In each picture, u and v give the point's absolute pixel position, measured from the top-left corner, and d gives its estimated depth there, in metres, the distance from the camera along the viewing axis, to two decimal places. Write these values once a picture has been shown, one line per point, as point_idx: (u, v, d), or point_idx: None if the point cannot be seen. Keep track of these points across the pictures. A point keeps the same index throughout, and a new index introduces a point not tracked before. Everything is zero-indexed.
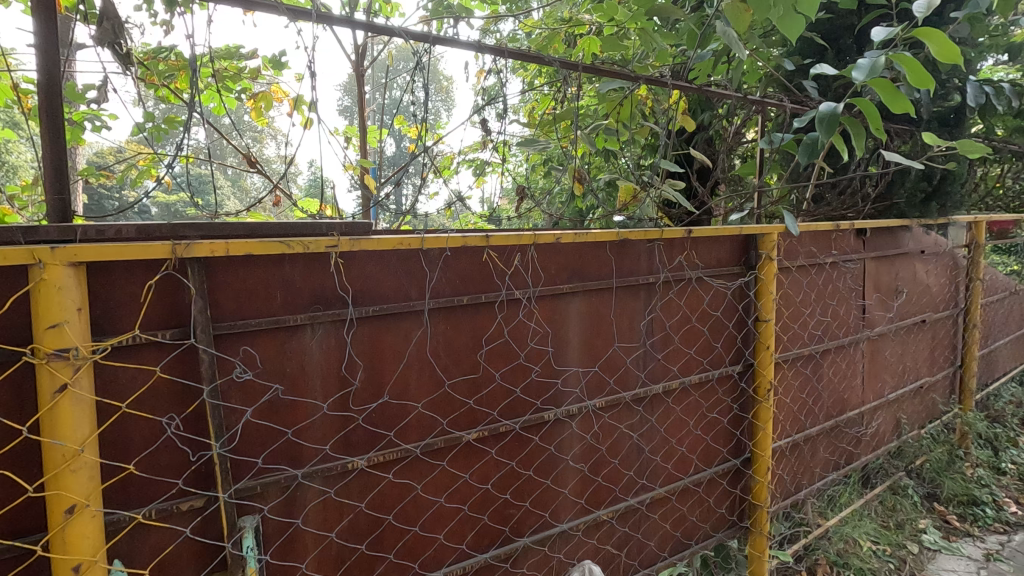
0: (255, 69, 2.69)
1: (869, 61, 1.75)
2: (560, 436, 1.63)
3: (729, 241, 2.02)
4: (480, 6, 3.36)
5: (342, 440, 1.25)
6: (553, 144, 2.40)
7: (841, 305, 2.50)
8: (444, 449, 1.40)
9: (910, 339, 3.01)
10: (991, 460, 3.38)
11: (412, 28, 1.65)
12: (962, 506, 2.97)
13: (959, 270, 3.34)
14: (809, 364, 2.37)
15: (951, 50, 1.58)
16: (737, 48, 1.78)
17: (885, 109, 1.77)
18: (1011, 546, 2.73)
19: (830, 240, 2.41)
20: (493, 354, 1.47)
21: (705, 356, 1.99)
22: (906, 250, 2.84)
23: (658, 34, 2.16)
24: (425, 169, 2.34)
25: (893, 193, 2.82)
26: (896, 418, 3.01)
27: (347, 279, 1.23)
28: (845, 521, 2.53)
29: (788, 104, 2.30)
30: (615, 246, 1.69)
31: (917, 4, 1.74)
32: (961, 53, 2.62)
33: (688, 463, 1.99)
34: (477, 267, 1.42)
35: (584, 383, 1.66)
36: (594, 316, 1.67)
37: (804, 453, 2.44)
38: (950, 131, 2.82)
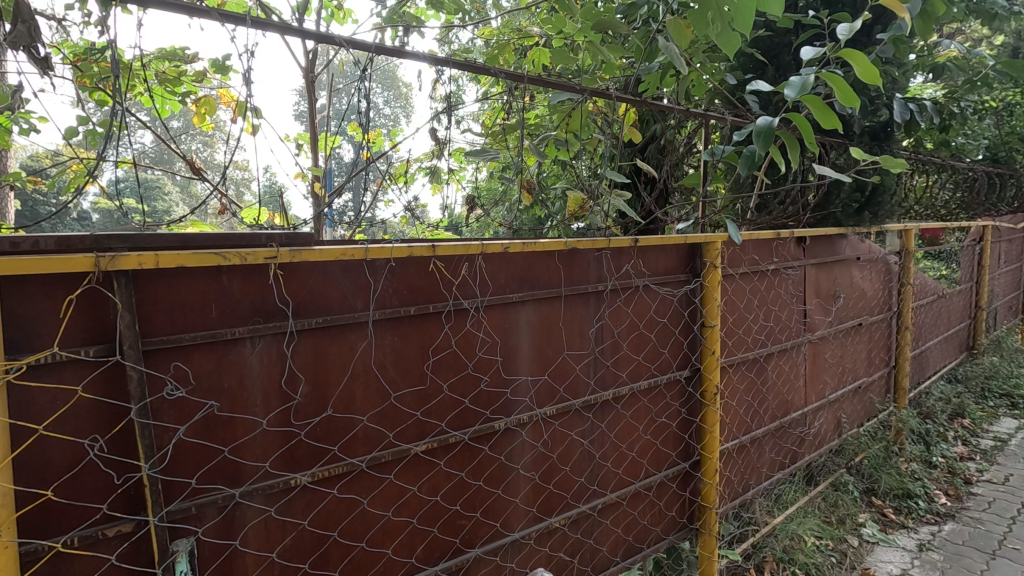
0: (200, 73, 2.61)
1: (801, 79, 1.85)
2: (511, 445, 1.63)
3: (675, 249, 2.07)
4: (433, 15, 3.36)
5: (284, 456, 1.21)
6: (505, 154, 2.41)
7: (783, 310, 2.61)
8: (391, 462, 1.38)
9: (849, 342, 3.16)
10: (925, 454, 3.56)
11: (358, 39, 1.63)
12: (898, 499, 3.12)
13: (892, 275, 3.53)
14: (754, 368, 2.45)
15: (872, 72, 1.70)
16: (679, 63, 1.85)
17: (816, 125, 1.87)
18: (941, 535, 2.89)
19: (772, 248, 2.51)
20: (441, 364, 1.46)
21: (653, 362, 2.03)
22: (842, 257, 2.99)
23: (606, 47, 2.21)
24: (379, 177, 2.30)
25: (830, 203, 2.93)
26: (836, 417, 3.15)
27: (288, 291, 1.20)
28: (790, 518, 2.63)
29: (729, 117, 2.39)
30: (564, 255, 1.71)
31: (841, 27, 1.85)
32: (888, 71, 2.79)
33: (639, 467, 2.02)
34: (424, 277, 1.41)
35: (534, 392, 1.67)
36: (544, 324, 1.68)
37: (751, 454, 2.52)
38: (880, 145, 2.99)
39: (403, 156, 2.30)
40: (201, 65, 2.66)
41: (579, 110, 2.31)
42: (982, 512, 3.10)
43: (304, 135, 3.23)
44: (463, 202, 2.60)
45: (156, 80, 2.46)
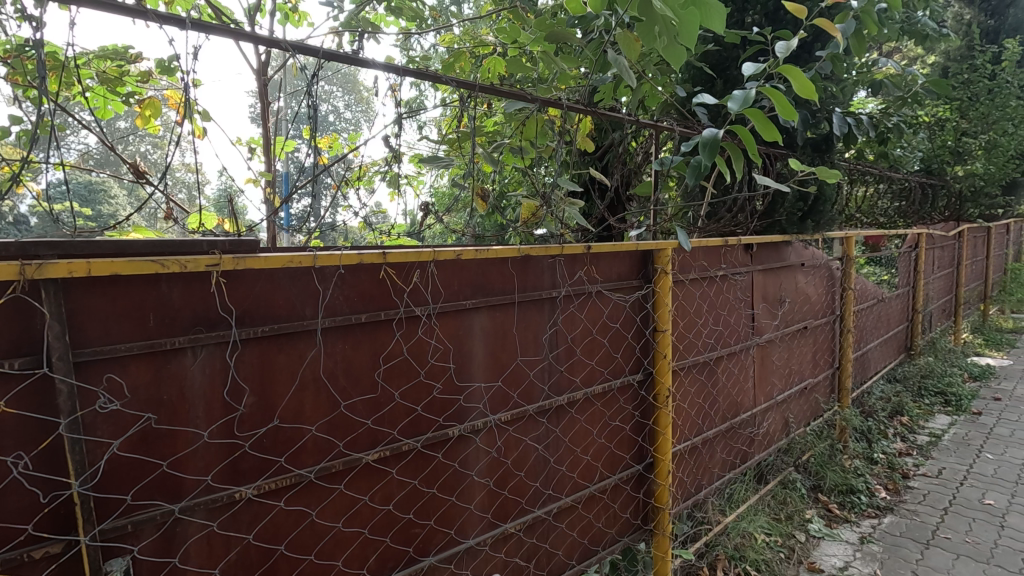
0: (146, 73, 2.52)
1: (743, 93, 1.93)
2: (464, 451, 1.63)
3: (627, 256, 2.12)
4: (391, 21, 3.35)
5: (227, 468, 1.18)
6: (460, 161, 2.42)
7: (732, 314, 2.70)
8: (341, 472, 1.35)
9: (795, 344, 3.29)
10: (867, 451, 3.73)
11: (302, 42, 1.59)
12: (842, 495, 3.25)
13: (834, 280, 3.70)
14: (704, 371, 2.53)
15: (809, 88, 1.79)
16: (628, 76, 1.89)
17: (757, 137, 1.95)
18: (881, 528, 3.04)
19: (720, 255, 2.60)
20: (393, 372, 1.45)
21: (606, 366, 2.07)
22: (788, 262, 3.12)
23: (560, 58, 2.25)
24: (335, 182, 2.27)
25: (775, 211, 3.10)
26: (784, 417, 3.27)
27: (231, 299, 1.17)
28: (741, 517, 2.71)
29: (678, 128, 2.47)
30: (517, 262, 1.73)
31: (779, 45, 1.94)
32: (826, 87, 2.94)
33: (593, 470, 2.06)
34: (374, 284, 1.40)
35: (488, 398, 1.68)
36: (497, 331, 1.69)
37: (702, 455, 2.59)
38: (821, 156, 3.14)
39: (361, 162, 2.26)
40: (146, 65, 2.57)
41: (534, 119, 2.33)
42: (918, 505, 3.27)
43: (257, 139, 3.16)
44: (423, 209, 2.60)
45: (96, 79, 2.35)
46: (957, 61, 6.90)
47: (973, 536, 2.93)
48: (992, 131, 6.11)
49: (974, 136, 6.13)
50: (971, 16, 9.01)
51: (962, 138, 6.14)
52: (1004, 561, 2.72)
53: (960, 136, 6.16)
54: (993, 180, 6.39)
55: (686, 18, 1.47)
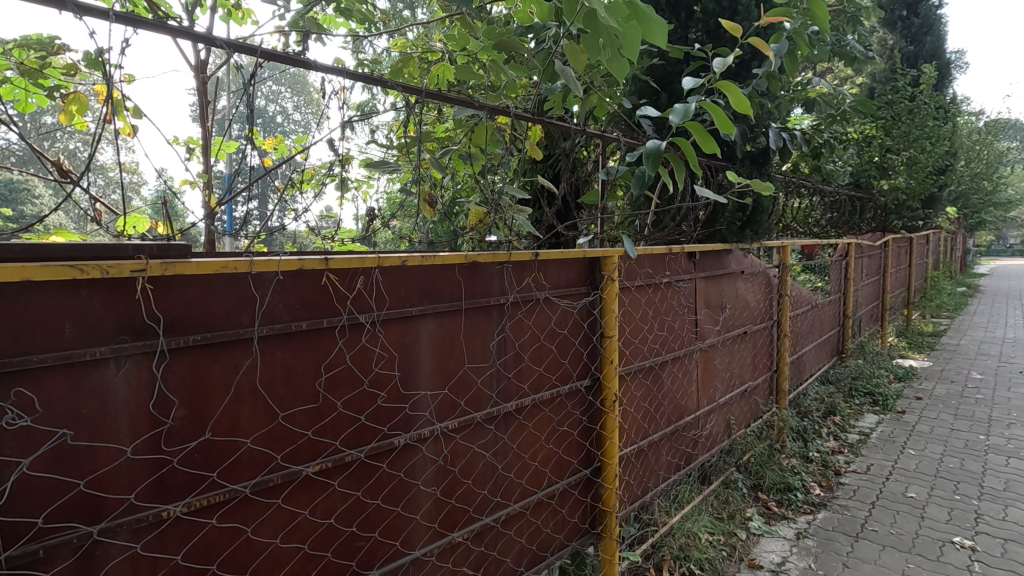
0: (72, 65, 2.36)
1: (684, 107, 2.01)
2: (411, 460, 1.60)
3: (575, 263, 2.16)
4: (340, 23, 3.29)
5: (154, 486, 1.12)
6: (408, 166, 2.39)
7: (676, 319, 2.78)
8: (279, 486, 1.31)
9: (736, 349, 3.42)
10: (802, 450, 3.92)
11: (237, 39, 1.53)
12: (780, 493, 3.40)
13: (772, 287, 3.87)
14: (650, 376, 2.59)
15: (743, 103, 1.88)
16: (575, 87, 1.93)
17: (697, 149, 2.02)
18: (816, 523, 3.18)
19: (665, 262, 2.67)
20: (335, 381, 1.40)
21: (554, 372, 2.09)
22: (728, 270, 3.24)
23: (509, 66, 2.27)
24: (280, 185, 2.20)
25: (716, 221, 3.22)
26: (726, 420, 3.39)
27: (158, 306, 1.10)
28: (685, 517, 2.79)
29: (624, 138, 2.53)
30: (465, 268, 1.72)
31: (717, 61, 2.02)
32: (763, 102, 3.08)
33: (542, 477, 2.07)
34: (316, 291, 1.36)
35: (434, 406, 1.66)
36: (445, 337, 1.68)
37: (648, 457, 2.65)
38: (759, 168, 3.28)
39: (306, 166, 2.19)
40: (71, 57, 2.41)
41: (484, 126, 2.34)
42: (849, 500, 3.46)
43: (196, 140, 3.02)
44: (373, 214, 2.55)
45: (14, 71, 2.19)
46: (882, 82, 7.40)
47: (897, 528, 3.11)
48: (912, 148, 6.57)
49: (896, 153, 6.58)
50: (893, 41, 9.72)
51: (886, 155, 6.58)
52: (924, 550, 2.91)
53: (885, 152, 6.60)
54: (914, 194, 6.87)
55: (627, 33, 1.51)
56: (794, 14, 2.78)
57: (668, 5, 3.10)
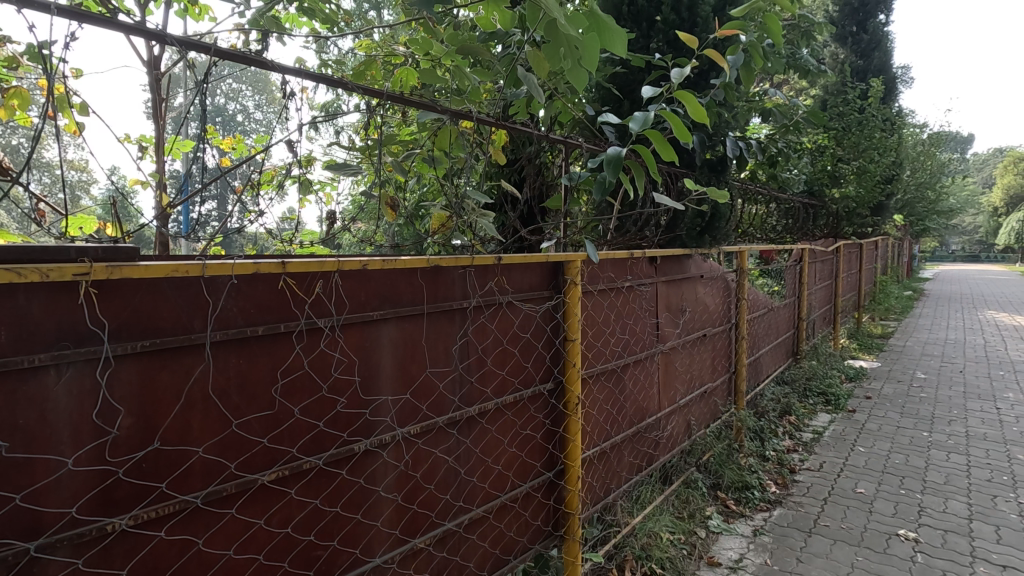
0: (13, 57, 2.25)
1: (644, 115, 2.05)
2: (371, 466, 1.58)
3: (538, 267, 2.17)
4: (302, 22, 3.24)
5: (98, 498, 1.07)
6: (371, 169, 2.37)
7: (637, 323, 2.83)
8: (233, 495, 1.27)
9: (696, 351, 3.50)
10: (759, 449, 4.04)
11: (188, 37, 1.48)
12: (738, 491, 3.49)
13: (730, 291, 3.98)
14: (612, 378, 2.63)
15: (700, 113, 1.93)
16: (538, 93, 1.94)
17: (656, 156, 2.07)
18: (772, 520, 3.28)
19: (627, 266, 2.72)
20: (293, 387, 1.38)
21: (517, 376, 2.10)
22: (688, 274, 3.32)
23: (472, 71, 2.28)
24: (239, 186, 2.14)
25: (677, 226, 3.30)
26: (686, 421, 3.46)
27: (103, 311, 1.06)
28: (647, 517, 2.84)
29: (586, 145, 2.57)
30: (427, 273, 1.72)
31: (675, 71, 2.08)
32: (722, 112, 3.18)
33: (505, 480, 2.07)
34: (272, 295, 1.33)
35: (396, 411, 1.64)
36: (406, 342, 1.66)
37: (611, 459, 2.69)
38: (717, 175, 3.38)
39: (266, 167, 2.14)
40: (13, 50, 2.30)
41: (448, 129, 2.34)
42: (803, 496, 3.58)
43: (150, 138, 2.92)
44: (333, 220, 2.49)
45: None
46: (833, 95, 7.74)
47: (847, 523, 3.24)
48: (861, 158, 6.88)
49: (847, 162, 6.87)
50: (844, 56, 10.19)
51: (838, 164, 6.86)
52: (872, 543, 3.03)
53: (837, 162, 6.89)
54: (863, 202, 7.19)
55: (587, 42, 1.53)
56: (749, 27, 2.88)
57: (630, 15, 3.17)
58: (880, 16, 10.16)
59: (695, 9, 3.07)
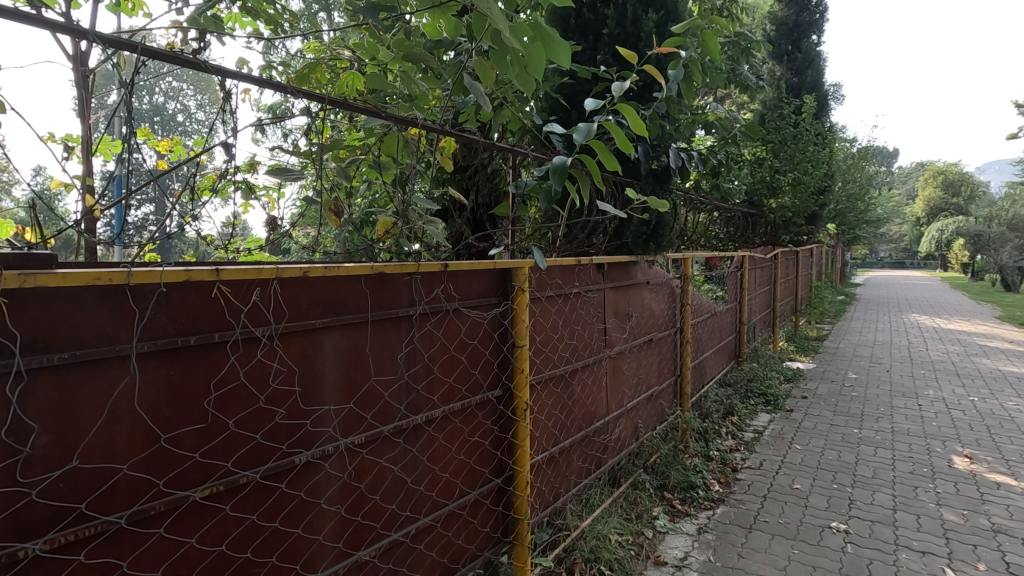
0: None
1: (587, 126, 2.10)
2: (313, 479, 1.54)
3: (486, 274, 2.18)
4: (246, 22, 3.15)
5: (8, 522, 1.00)
6: (316, 174, 2.32)
7: (585, 328, 2.88)
8: (162, 513, 1.22)
9: (642, 355, 3.59)
10: (704, 450, 4.19)
11: (116, 36, 1.39)
12: (683, 491, 3.60)
13: (675, 297, 4.11)
14: (560, 383, 2.67)
15: (640, 125, 2.00)
16: (484, 102, 1.96)
17: (599, 166, 2.12)
18: (715, 518, 3.40)
19: (574, 273, 2.77)
20: (228, 398, 1.33)
21: (465, 383, 2.10)
22: (634, 281, 3.41)
23: (420, 78, 2.28)
24: (179, 190, 2.05)
25: (623, 233, 3.39)
26: (634, 423, 3.54)
27: (16, 322, 0.99)
28: (596, 520, 2.88)
29: (534, 153, 2.61)
30: (372, 280, 1.70)
31: (616, 84, 2.14)
32: (665, 124, 3.29)
33: (453, 488, 2.06)
34: (206, 304, 1.28)
35: (339, 421, 1.61)
36: (350, 350, 1.63)
37: (560, 463, 2.72)
38: (661, 185, 3.49)
39: (211, 173, 2.04)
40: None
41: (395, 135, 2.33)
42: (744, 494, 3.73)
43: (77, 137, 2.76)
44: (294, 217, 2.36)
45: None
46: (771, 110, 8.15)
47: (785, 517, 3.39)
48: (796, 170, 7.28)
49: (783, 174, 7.25)
50: (781, 73, 10.77)
51: (775, 175, 7.22)
52: (807, 536, 3.19)
53: (774, 173, 7.25)
54: (798, 212, 7.59)
55: (530, 53, 1.56)
56: (689, 44, 3.01)
57: (577, 28, 3.26)
58: (813, 36, 10.80)
59: (639, 24, 3.17)
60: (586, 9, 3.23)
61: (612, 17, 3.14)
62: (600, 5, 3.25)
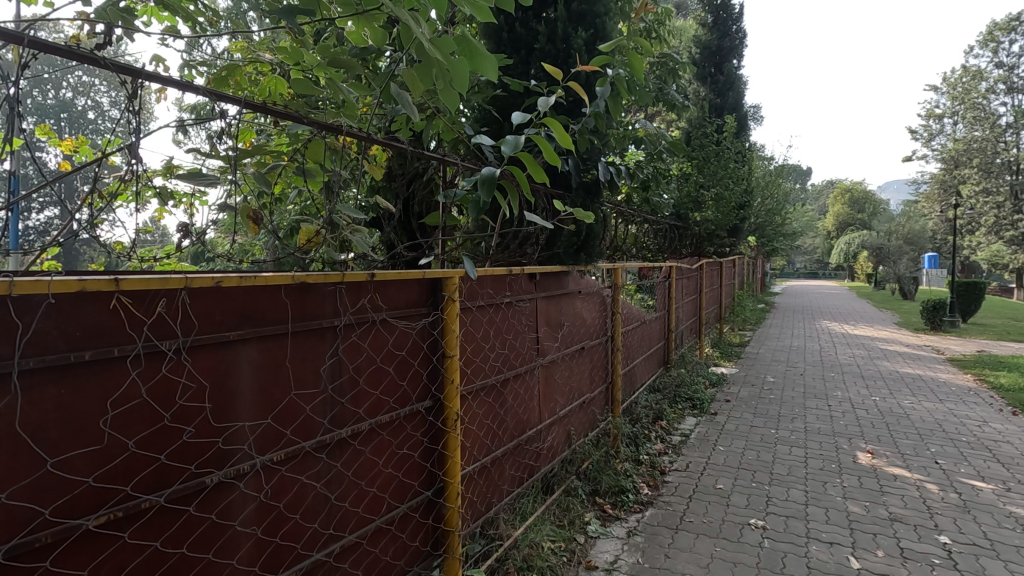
0: None
1: (515, 139, 2.13)
2: (226, 499, 1.46)
3: (415, 284, 2.16)
4: (164, 16, 2.98)
5: None
6: (236, 180, 2.22)
7: (517, 338, 2.90)
8: (49, 545, 1.11)
9: (574, 363, 3.66)
10: (634, 454, 4.31)
11: (10, 29, 1.27)
12: (615, 495, 3.68)
13: (606, 306, 4.22)
14: (492, 393, 2.67)
15: (566, 139, 2.06)
16: (411, 112, 1.94)
17: (528, 179, 2.15)
18: (644, 520, 3.50)
19: (505, 283, 2.79)
20: (127, 418, 1.23)
21: (393, 395, 2.06)
22: (566, 290, 3.48)
23: (347, 84, 2.23)
24: (84, 194, 1.91)
25: (554, 244, 3.45)
26: (566, 431, 3.59)
27: None
28: (529, 528, 2.89)
29: (465, 163, 2.62)
30: (293, 290, 1.64)
31: (542, 99, 2.19)
32: (595, 138, 3.40)
33: (380, 503, 2.01)
34: (103, 316, 1.19)
35: (255, 438, 1.53)
36: (268, 363, 1.56)
37: (491, 473, 2.71)
38: (590, 197, 3.59)
39: (125, 175, 1.87)
40: None
41: (321, 142, 2.26)
42: (671, 496, 3.86)
43: None
44: (215, 222, 2.22)
45: None
46: (697, 128, 8.59)
47: (708, 517, 3.54)
48: (719, 186, 7.70)
49: (708, 189, 7.65)
50: (706, 93, 11.40)
51: (700, 190, 7.61)
52: (729, 533, 3.34)
53: (700, 188, 7.63)
54: (722, 225, 8.02)
55: (458, 66, 1.56)
56: (617, 62, 3.12)
57: (510, 42, 3.32)
58: (734, 61, 11.50)
59: (570, 41, 3.27)
60: (518, 24, 3.29)
61: (543, 33, 3.22)
62: (532, 20, 3.32)
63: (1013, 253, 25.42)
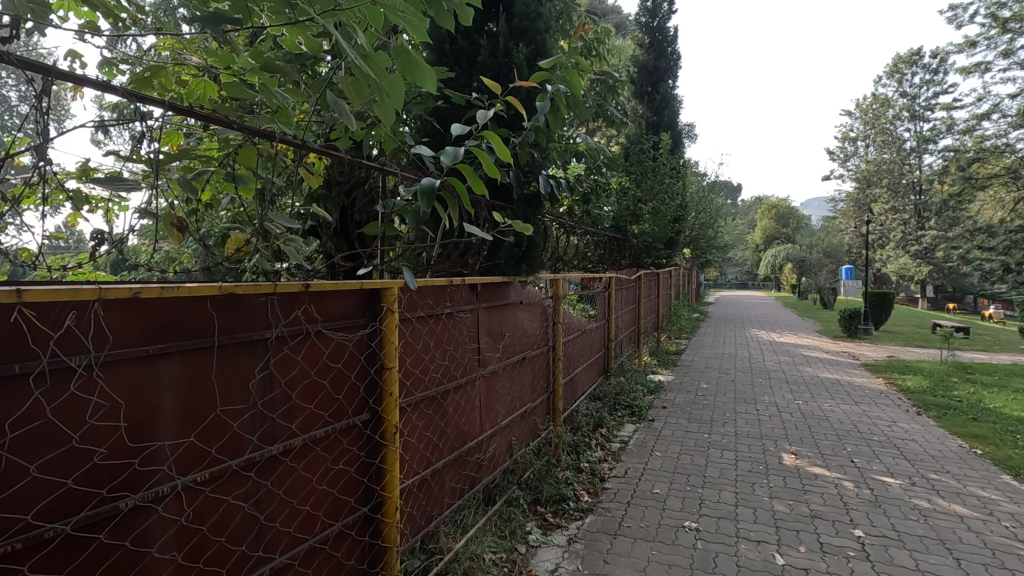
0: None
1: (454, 150, 2.14)
2: (144, 524, 1.37)
3: (352, 295, 2.12)
4: (82, 10, 2.80)
5: None
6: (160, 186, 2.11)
7: (457, 349, 2.89)
8: None
9: (516, 373, 3.68)
10: (575, 462, 4.38)
11: None
12: (555, 503, 3.72)
13: (547, 316, 4.28)
14: (432, 405, 2.65)
15: (505, 152, 2.09)
16: (349, 122, 1.91)
17: (468, 190, 2.15)
18: (584, 527, 3.56)
19: (446, 294, 2.78)
20: (30, 440, 1.14)
21: (328, 409, 2.01)
22: (507, 301, 3.51)
23: (283, 90, 2.17)
24: None
25: (496, 255, 3.47)
26: (508, 441, 3.60)
27: None
28: (470, 540, 2.88)
29: (405, 174, 2.60)
30: (220, 301, 1.57)
31: (482, 113, 2.21)
32: (535, 151, 3.46)
33: (313, 521, 1.95)
34: (3, 331, 1.09)
35: (176, 458, 1.45)
36: (191, 379, 1.48)
37: (431, 486, 2.68)
38: (531, 209, 3.64)
39: (33, 179, 1.75)
40: None
41: (252, 148, 2.19)
42: (610, 502, 3.95)
43: None
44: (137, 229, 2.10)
45: None
46: (635, 144, 8.90)
47: (645, 521, 3.64)
48: (655, 200, 8.00)
49: (645, 202, 7.93)
50: (643, 110, 11.85)
51: (638, 203, 7.87)
52: (664, 536, 3.45)
53: (638, 201, 7.90)
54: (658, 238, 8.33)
55: (394, 80, 1.57)
56: (556, 79, 3.20)
57: (452, 54, 3.34)
58: (669, 81, 12.02)
59: (511, 56, 3.32)
60: (460, 37, 3.32)
61: (484, 47, 3.26)
62: (474, 34, 3.36)
63: (917, 266, 27.77)
